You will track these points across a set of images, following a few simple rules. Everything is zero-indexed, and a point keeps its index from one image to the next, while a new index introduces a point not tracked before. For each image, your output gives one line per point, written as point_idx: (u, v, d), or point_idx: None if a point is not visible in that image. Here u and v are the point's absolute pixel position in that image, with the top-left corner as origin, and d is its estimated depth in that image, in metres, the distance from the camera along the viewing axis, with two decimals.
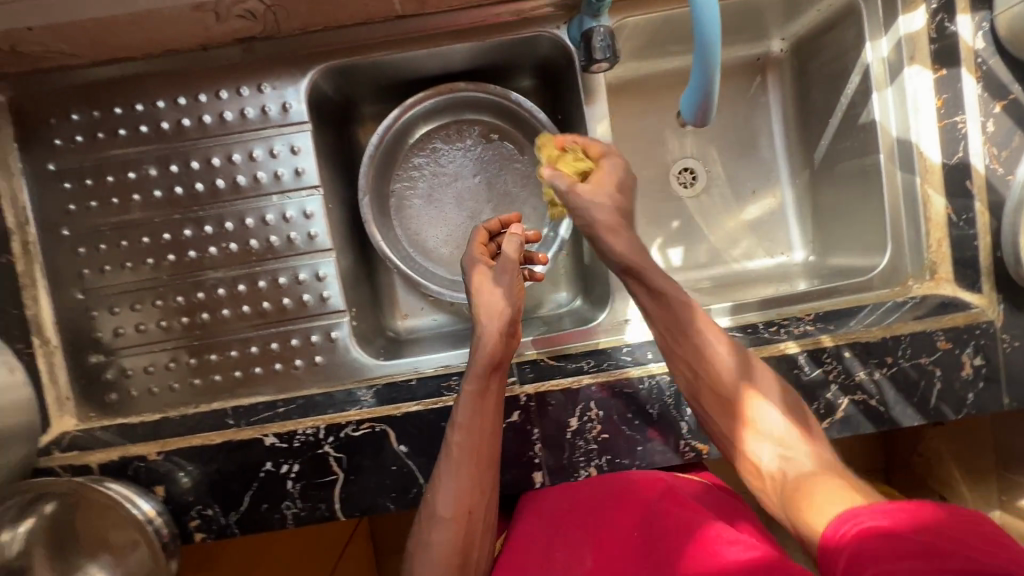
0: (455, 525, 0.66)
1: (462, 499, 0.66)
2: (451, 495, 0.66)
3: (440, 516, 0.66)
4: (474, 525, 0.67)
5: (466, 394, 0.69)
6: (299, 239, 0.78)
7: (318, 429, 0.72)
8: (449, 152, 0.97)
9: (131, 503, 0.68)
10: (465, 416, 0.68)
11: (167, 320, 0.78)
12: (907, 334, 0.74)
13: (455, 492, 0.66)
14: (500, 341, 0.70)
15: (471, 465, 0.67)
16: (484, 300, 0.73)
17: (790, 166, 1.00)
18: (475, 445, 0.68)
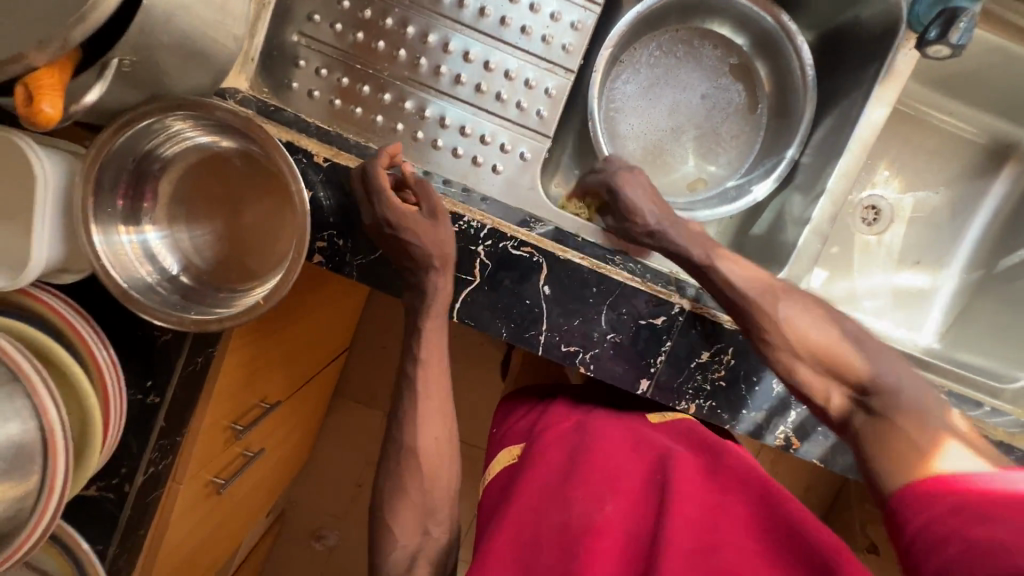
0: (431, 456, 0.68)
1: (432, 427, 0.69)
2: (421, 427, 0.68)
3: (409, 446, 0.68)
4: (444, 450, 0.69)
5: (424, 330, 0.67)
6: (553, 45, 0.74)
7: (483, 225, 0.69)
8: (692, 60, 0.91)
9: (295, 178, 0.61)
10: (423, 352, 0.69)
11: (382, 43, 0.72)
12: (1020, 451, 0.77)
13: (427, 424, 0.68)
14: (446, 285, 0.67)
15: (434, 394, 0.69)
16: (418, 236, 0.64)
17: (968, 258, 1.00)
18: (436, 372, 0.70)
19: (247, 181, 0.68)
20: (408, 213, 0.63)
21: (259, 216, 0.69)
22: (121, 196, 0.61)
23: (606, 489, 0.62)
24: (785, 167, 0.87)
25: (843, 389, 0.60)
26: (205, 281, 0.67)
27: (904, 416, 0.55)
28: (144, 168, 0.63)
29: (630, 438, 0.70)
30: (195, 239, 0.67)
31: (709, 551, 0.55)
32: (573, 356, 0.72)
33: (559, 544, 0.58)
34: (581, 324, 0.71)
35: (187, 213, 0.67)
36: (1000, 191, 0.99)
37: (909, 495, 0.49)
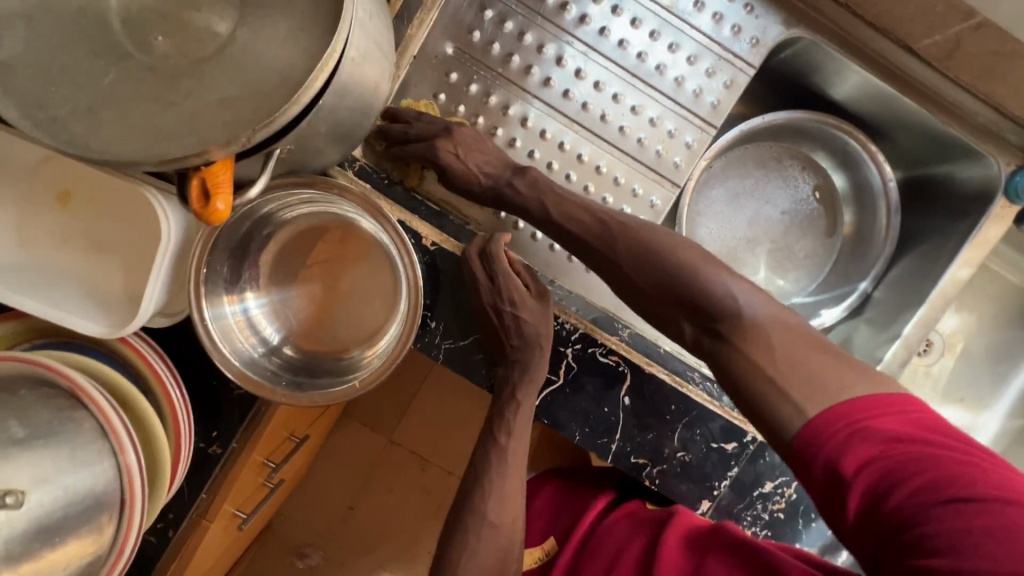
0: (500, 533, 0.63)
1: (508, 503, 0.64)
2: (496, 498, 0.64)
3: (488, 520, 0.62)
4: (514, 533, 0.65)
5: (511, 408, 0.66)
6: (664, 158, 0.75)
7: (575, 328, 0.70)
8: (778, 178, 0.94)
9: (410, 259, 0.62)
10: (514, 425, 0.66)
11: (501, 130, 0.72)
12: None
13: (504, 498, 0.64)
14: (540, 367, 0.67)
15: (514, 469, 0.66)
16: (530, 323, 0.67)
17: (1008, 402, 1.02)
18: (517, 450, 0.66)
19: (353, 256, 0.68)
20: (523, 294, 0.67)
21: (360, 290, 0.68)
22: (230, 263, 0.61)
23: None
24: (855, 297, 0.89)
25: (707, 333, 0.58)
26: (302, 352, 0.66)
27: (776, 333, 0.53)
28: (254, 238, 0.64)
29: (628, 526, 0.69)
30: (294, 309, 0.67)
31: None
32: (641, 468, 0.72)
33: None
34: (654, 438, 0.71)
35: (290, 282, 0.67)
36: None
37: (821, 424, 0.47)
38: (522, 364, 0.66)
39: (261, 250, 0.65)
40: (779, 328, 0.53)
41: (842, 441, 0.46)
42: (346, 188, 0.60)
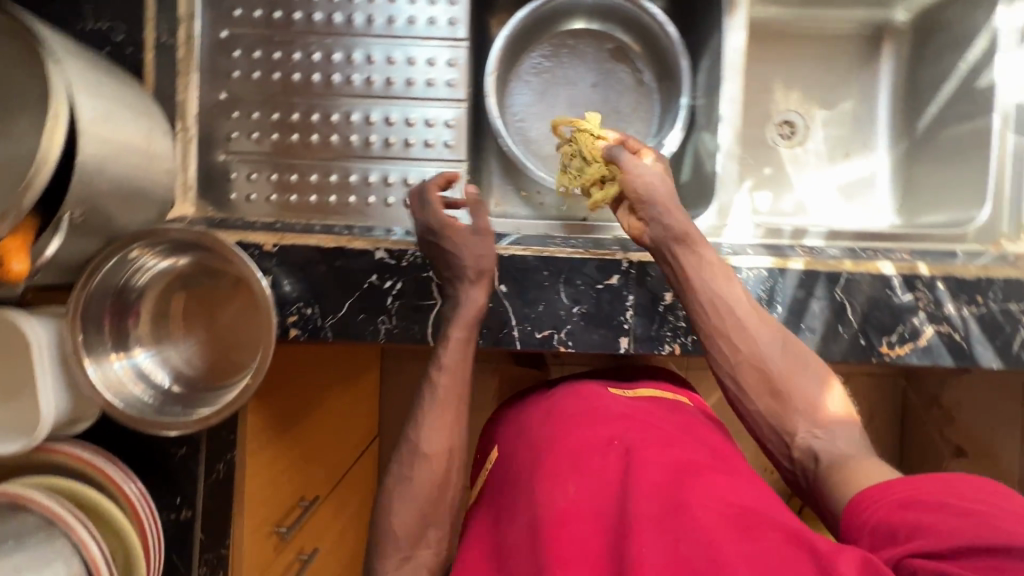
0: (434, 462, 0.70)
1: (443, 436, 0.70)
2: (427, 432, 0.70)
3: (423, 450, 0.70)
4: (451, 463, 0.71)
5: (452, 347, 0.71)
6: (435, 85, 0.84)
7: (427, 252, 0.75)
8: (571, 59, 1.01)
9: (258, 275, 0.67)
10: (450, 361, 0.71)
11: (297, 135, 0.84)
12: (1001, 279, 0.77)
13: (435, 430, 0.70)
14: (473, 300, 0.71)
15: (450, 408, 0.71)
16: (467, 246, 0.71)
17: (889, 134, 1.04)
18: (456, 390, 0.72)
19: (215, 288, 0.75)
20: (453, 223, 0.71)
21: (232, 314, 0.75)
22: (103, 330, 0.67)
23: (578, 459, 0.66)
24: (683, 115, 0.93)
25: (804, 424, 0.62)
26: (197, 386, 0.72)
27: (860, 467, 0.57)
28: (118, 305, 0.69)
29: (596, 412, 0.73)
30: (182, 352, 0.74)
31: (681, 513, 0.55)
32: (550, 339, 0.75)
33: (526, 541, 0.62)
34: (546, 307, 0.75)
35: (168, 332, 0.74)
36: (890, 68, 1.04)
37: (873, 493, 0.52)
38: (456, 303, 0.71)
39: (134, 312, 0.72)
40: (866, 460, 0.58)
41: (883, 514, 0.50)
42: (174, 230, 0.66)
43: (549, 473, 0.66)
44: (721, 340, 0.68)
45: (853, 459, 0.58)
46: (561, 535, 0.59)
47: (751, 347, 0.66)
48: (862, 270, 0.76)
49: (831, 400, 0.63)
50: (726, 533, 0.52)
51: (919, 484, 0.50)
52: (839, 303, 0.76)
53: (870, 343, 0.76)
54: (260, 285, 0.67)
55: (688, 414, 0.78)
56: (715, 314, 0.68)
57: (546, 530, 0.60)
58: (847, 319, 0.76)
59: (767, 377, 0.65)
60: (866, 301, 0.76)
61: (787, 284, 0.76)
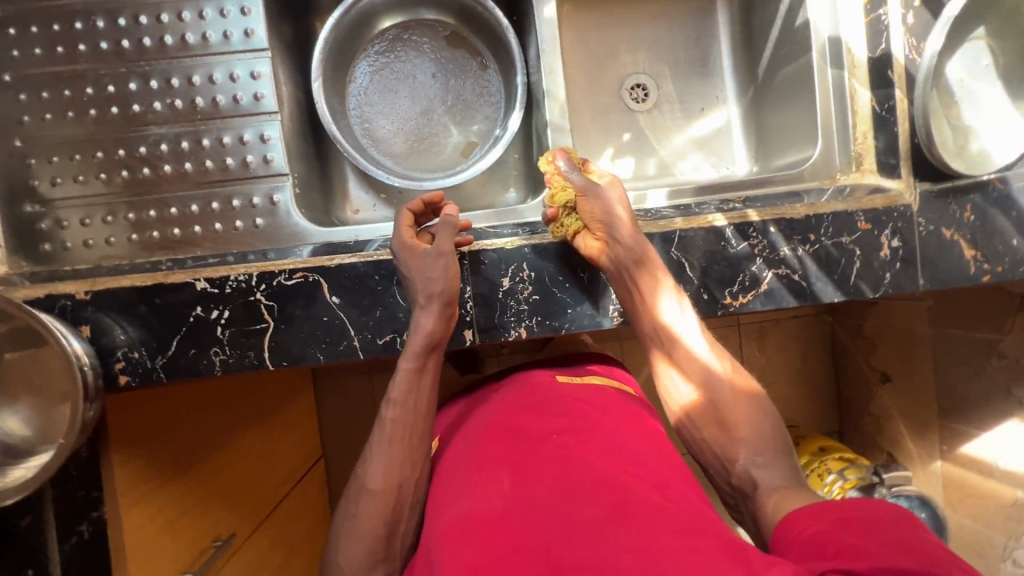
0: (384, 497, 0.67)
1: (392, 473, 0.68)
2: (375, 468, 0.68)
3: (367, 488, 0.68)
4: (401, 502, 0.67)
5: (401, 373, 0.71)
6: (244, 100, 0.80)
7: (249, 275, 0.72)
8: (407, 51, 0.99)
9: (62, 338, 0.67)
10: (399, 394, 0.71)
11: (106, 173, 0.78)
12: (830, 214, 0.78)
13: (381, 466, 0.68)
14: (434, 321, 0.70)
15: (403, 441, 0.70)
16: (412, 271, 0.70)
17: (736, 84, 1.05)
18: (407, 423, 0.70)
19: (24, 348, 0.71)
20: (407, 249, 0.71)
21: (51, 372, 0.72)
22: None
23: (514, 462, 0.64)
24: (521, 93, 0.91)
25: (734, 451, 0.66)
26: (26, 451, 0.70)
27: (779, 499, 0.60)
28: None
29: (535, 413, 0.72)
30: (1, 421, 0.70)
31: (617, 516, 0.54)
32: (394, 343, 0.74)
33: (454, 533, 0.57)
34: (383, 311, 0.73)
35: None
36: (726, 18, 1.04)
37: (809, 510, 0.54)
38: (414, 321, 0.71)
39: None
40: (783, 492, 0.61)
41: (814, 527, 0.52)
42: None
43: (482, 478, 0.63)
44: (670, 364, 0.73)
45: (784, 489, 0.61)
46: (494, 532, 0.55)
47: (699, 372, 0.71)
48: (693, 226, 0.77)
49: (773, 439, 0.66)
50: (670, 538, 0.50)
51: (851, 506, 0.53)
52: (677, 262, 0.77)
53: (713, 297, 0.77)
54: (64, 348, 0.67)
55: (630, 405, 0.80)
56: (665, 343, 0.73)
57: (479, 525, 0.57)
58: (687, 276, 0.77)
59: (705, 411, 0.69)
60: (703, 256, 0.77)
61: None
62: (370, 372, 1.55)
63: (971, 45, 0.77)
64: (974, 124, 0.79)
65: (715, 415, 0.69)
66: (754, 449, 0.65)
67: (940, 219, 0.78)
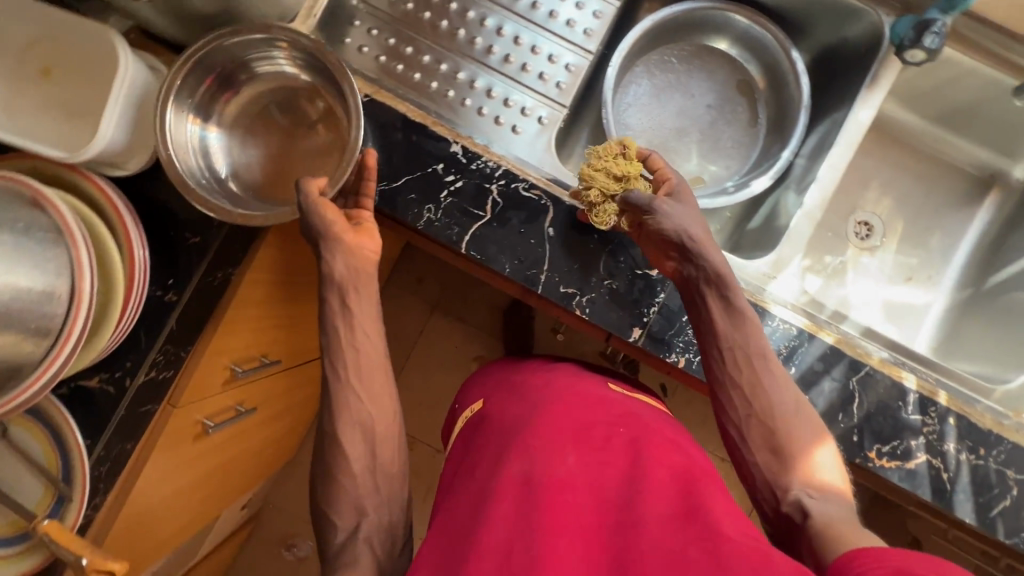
0: (376, 443, 0.69)
1: (376, 410, 0.70)
2: (365, 411, 0.70)
3: (359, 429, 0.69)
4: (389, 440, 0.70)
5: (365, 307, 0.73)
6: (573, 29, 0.85)
7: (498, 166, 0.76)
8: (700, 73, 1.02)
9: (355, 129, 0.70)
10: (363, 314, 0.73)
11: (429, 14, 0.84)
12: (1009, 442, 0.76)
13: (365, 411, 0.69)
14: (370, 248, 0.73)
15: (378, 380, 0.71)
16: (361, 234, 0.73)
17: (958, 277, 1.03)
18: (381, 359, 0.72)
19: (306, 116, 0.80)
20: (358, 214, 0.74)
21: (312, 148, 0.79)
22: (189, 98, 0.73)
23: (573, 441, 0.66)
24: (782, 165, 0.93)
25: (789, 487, 0.60)
26: (246, 190, 0.77)
27: (845, 527, 0.53)
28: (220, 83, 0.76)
29: (591, 401, 0.73)
30: (247, 154, 0.78)
31: (687, 514, 0.56)
32: (570, 299, 0.75)
33: (524, 491, 0.60)
34: (581, 267, 0.75)
35: (244, 128, 0.79)
36: (985, 215, 1.03)
37: (866, 551, 0.47)
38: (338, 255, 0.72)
39: (231, 92, 0.77)
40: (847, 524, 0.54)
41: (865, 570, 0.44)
42: (311, 43, 0.72)
43: (538, 441, 0.66)
44: (757, 423, 0.64)
45: (843, 523, 0.54)
46: (553, 502, 0.59)
47: (788, 430, 0.63)
48: (882, 371, 0.76)
49: (834, 479, 0.60)
50: (737, 537, 0.52)
51: (915, 561, 0.43)
52: (850, 392, 0.76)
53: (861, 443, 0.75)
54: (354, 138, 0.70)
55: (663, 418, 0.78)
56: (761, 410, 0.65)
57: (542, 488, 0.60)
58: (850, 410, 0.75)
59: (760, 437, 0.64)
60: (875, 403, 0.76)
61: (808, 349, 0.76)
62: (434, 305, 1.58)
63: None
64: None
65: (768, 448, 0.63)
66: (819, 486, 0.59)
67: None
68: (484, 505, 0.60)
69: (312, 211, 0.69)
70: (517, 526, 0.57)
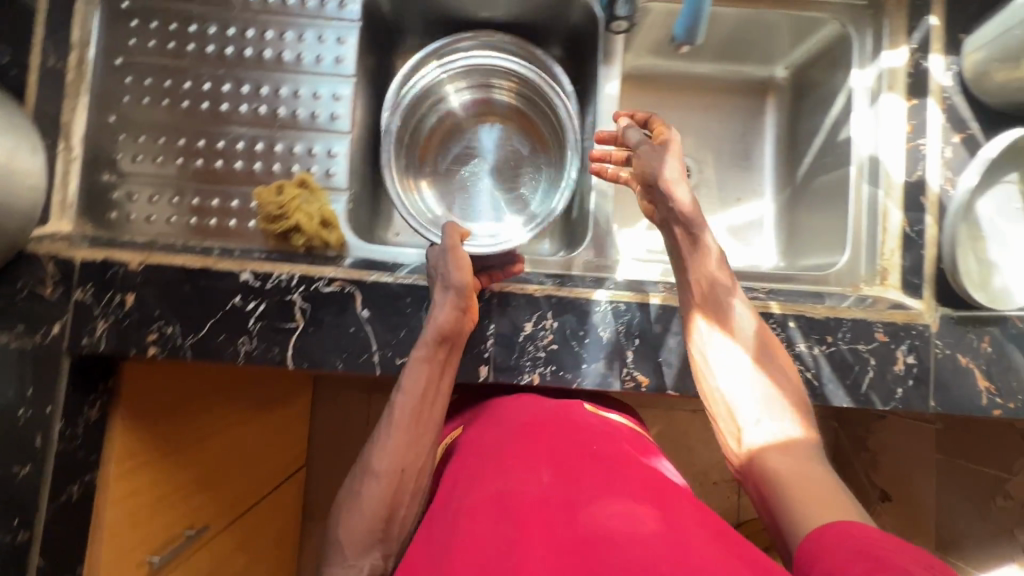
0: (387, 480, 0.65)
1: (399, 455, 0.66)
2: (385, 451, 0.66)
3: (371, 469, 0.66)
4: (405, 487, 0.65)
5: (415, 363, 0.71)
6: (321, 117, 0.85)
7: (292, 276, 0.76)
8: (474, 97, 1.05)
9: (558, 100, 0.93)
10: (410, 382, 0.70)
11: (184, 159, 0.85)
12: (848, 321, 0.80)
13: (393, 447, 0.66)
14: (452, 320, 0.72)
15: (409, 430, 0.68)
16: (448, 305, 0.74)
17: (774, 180, 1.09)
18: (416, 411, 0.69)
19: (488, 123, 1.02)
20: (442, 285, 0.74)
21: (502, 164, 1.01)
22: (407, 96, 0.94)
23: (546, 457, 0.60)
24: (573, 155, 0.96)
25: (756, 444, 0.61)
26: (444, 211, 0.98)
27: (808, 483, 0.55)
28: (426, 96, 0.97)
29: (563, 417, 0.69)
30: (444, 181, 1.00)
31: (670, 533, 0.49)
32: (410, 366, 0.76)
33: (495, 514, 0.54)
34: (408, 333, 0.76)
35: (434, 154, 1.01)
36: (773, 120, 1.10)
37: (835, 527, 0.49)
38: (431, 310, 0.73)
39: (412, 135, 0.98)
40: (822, 502, 0.54)
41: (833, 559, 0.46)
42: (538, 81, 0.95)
43: (510, 465, 0.59)
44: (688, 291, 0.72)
45: (822, 481, 0.56)
46: (530, 516, 0.52)
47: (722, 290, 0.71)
48: None
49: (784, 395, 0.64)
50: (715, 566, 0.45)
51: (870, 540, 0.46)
52: None
53: None
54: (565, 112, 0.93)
55: (646, 438, 0.75)
56: (689, 275, 0.73)
57: (518, 508, 0.54)
58: None
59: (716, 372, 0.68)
60: None
61: (642, 317, 0.78)
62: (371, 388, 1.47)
63: (1004, 186, 0.78)
64: (999, 263, 0.79)
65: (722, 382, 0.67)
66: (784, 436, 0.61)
67: (957, 344, 0.80)
68: (452, 531, 0.54)
69: (455, 256, 0.74)
70: (494, 546, 0.51)
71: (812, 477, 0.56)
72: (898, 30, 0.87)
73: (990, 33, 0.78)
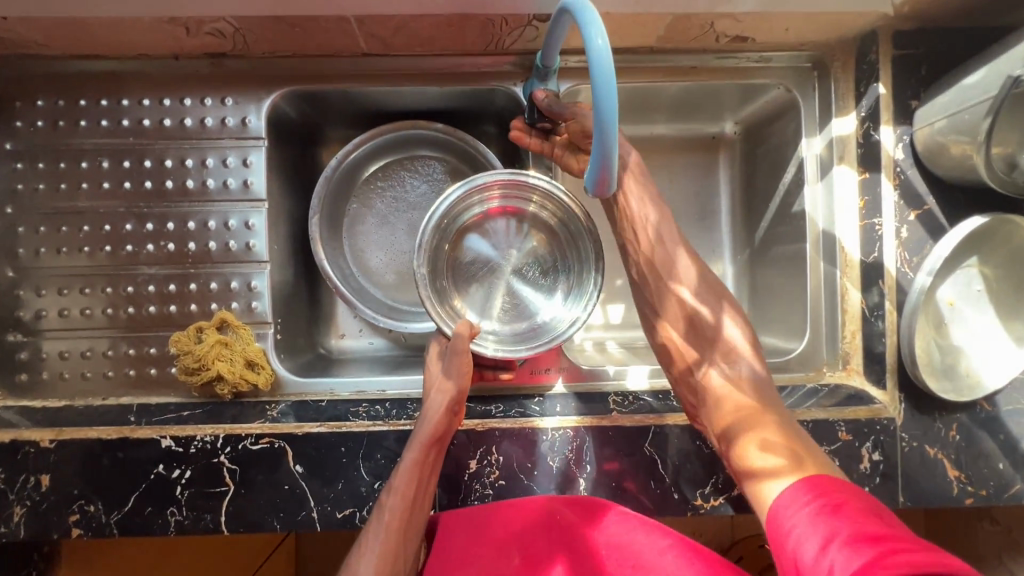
0: None
1: (384, 565, 0.66)
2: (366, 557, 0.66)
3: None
4: None
5: (406, 461, 0.69)
6: (237, 247, 0.80)
7: (216, 437, 0.72)
8: (410, 185, 0.96)
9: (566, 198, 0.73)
10: (401, 482, 0.69)
11: (92, 308, 0.79)
12: (809, 421, 0.76)
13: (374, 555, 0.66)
14: (443, 422, 0.70)
15: (395, 530, 0.67)
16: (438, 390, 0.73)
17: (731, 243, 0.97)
18: (401, 516, 0.67)
19: (518, 221, 0.82)
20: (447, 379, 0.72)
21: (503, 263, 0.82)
22: (441, 220, 0.74)
23: (517, 543, 0.68)
24: None
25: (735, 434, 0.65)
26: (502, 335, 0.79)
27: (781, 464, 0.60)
28: (466, 203, 0.77)
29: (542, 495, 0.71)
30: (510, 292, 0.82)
31: None
32: (352, 518, 0.72)
33: None
34: (346, 484, 0.72)
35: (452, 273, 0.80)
36: (725, 176, 0.97)
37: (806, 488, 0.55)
38: (423, 410, 0.71)
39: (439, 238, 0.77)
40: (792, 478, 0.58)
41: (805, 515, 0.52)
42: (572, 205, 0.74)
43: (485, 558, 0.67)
44: (707, 405, 0.69)
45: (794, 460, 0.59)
46: None
47: (739, 403, 0.66)
48: (669, 423, 0.75)
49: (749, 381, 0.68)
50: None
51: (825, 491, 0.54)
52: (649, 459, 0.74)
53: (684, 498, 0.74)
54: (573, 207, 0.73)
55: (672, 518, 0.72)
56: (676, 361, 0.73)
57: None
58: (659, 474, 0.74)
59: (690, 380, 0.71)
60: (678, 454, 0.74)
61: (592, 442, 0.74)
62: None
63: (964, 270, 0.76)
64: (964, 346, 0.75)
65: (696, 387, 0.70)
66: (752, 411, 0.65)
67: (924, 435, 0.76)
68: None
69: (459, 362, 0.71)
70: None
71: (789, 456, 0.60)
72: (847, 95, 0.82)
73: (947, 107, 0.71)
